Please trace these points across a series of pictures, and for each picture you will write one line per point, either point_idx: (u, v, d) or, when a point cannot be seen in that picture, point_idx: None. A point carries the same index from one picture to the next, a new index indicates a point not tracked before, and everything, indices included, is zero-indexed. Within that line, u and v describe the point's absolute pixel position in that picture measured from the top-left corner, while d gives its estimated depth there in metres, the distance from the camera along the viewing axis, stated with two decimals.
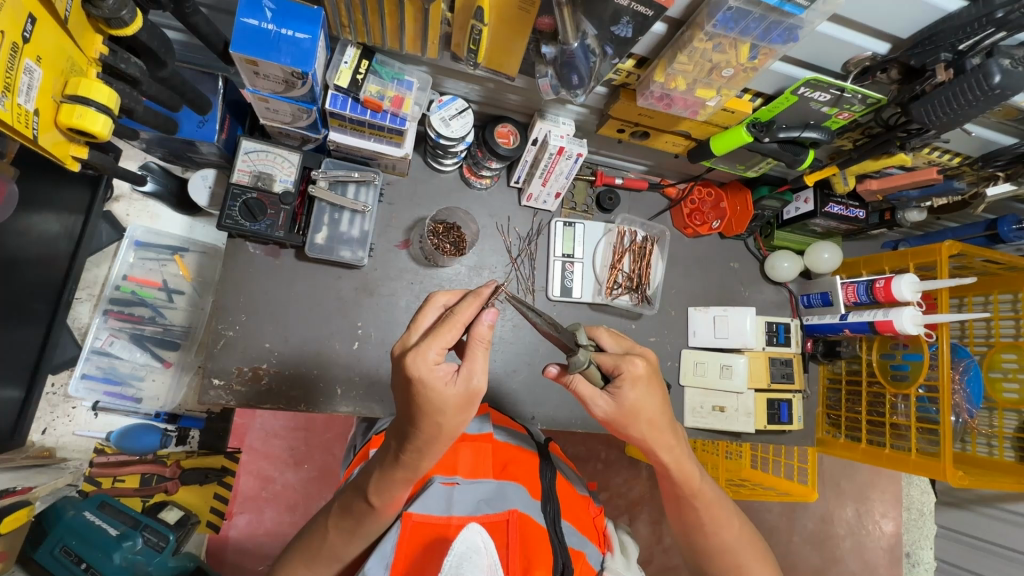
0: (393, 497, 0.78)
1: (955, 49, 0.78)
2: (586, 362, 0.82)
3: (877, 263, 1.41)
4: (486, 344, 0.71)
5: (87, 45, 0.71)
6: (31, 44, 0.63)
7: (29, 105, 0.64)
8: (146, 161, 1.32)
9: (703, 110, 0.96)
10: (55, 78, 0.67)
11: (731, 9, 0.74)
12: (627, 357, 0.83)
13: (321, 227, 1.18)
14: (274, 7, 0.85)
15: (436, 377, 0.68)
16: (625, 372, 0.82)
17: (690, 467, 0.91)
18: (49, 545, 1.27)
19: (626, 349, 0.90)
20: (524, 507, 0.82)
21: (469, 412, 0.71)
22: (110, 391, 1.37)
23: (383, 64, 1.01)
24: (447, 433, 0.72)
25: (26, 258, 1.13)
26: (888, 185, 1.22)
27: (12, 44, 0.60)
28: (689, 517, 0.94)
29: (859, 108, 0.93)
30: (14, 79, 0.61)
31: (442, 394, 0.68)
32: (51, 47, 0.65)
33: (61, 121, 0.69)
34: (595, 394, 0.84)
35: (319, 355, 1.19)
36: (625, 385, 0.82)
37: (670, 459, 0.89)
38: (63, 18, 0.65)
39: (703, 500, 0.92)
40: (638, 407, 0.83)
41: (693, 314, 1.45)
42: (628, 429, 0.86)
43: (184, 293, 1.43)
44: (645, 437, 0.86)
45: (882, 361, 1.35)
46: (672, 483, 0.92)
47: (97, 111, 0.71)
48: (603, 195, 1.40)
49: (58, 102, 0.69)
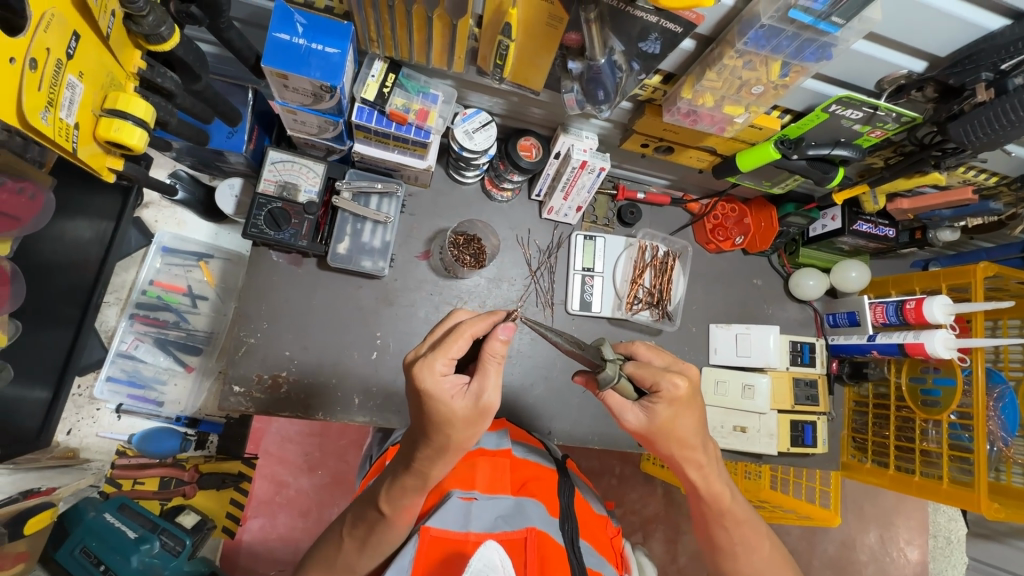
0: (408, 509, 0.78)
1: (997, 68, 0.76)
2: (615, 376, 0.81)
3: (907, 283, 1.39)
4: (498, 359, 0.69)
5: (127, 60, 0.73)
6: (75, 60, 0.64)
7: (70, 119, 0.65)
8: (175, 169, 1.33)
9: (730, 127, 0.95)
10: (95, 92, 0.68)
11: (763, 26, 0.72)
12: (668, 374, 0.80)
13: (344, 237, 1.19)
14: (305, 22, 0.86)
15: (443, 390, 0.68)
16: (664, 390, 0.80)
17: (720, 486, 0.88)
18: (68, 545, 1.29)
19: (668, 364, 0.87)
20: (543, 524, 0.81)
21: (479, 426, 0.70)
22: (134, 394, 1.39)
23: (409, 78, 1.02)
24: (457, 445, 0.71)
25: (57, 264, 1.10)
26: (921, 205, 1.20)
27: (57, 60, 0.61)
28: (717, 536, 0.92)
29: (893, 126, 0.91)
30: (56, 94, 0.62)
31: (449, 408, 0.68)
32: (92, 63, 0.66)
33: (100, 134, 0.70)
34: (624, 405, 0.84)
35: (338, 363, 1.20)
36: (661, 402, 0.80)
37: (699, 476, 0.87)
38: (105, 35, 0.66)
39: (733, 517, 0.90)
40: (670, 421, 0.81)
41: (714, 331, 1.43)
42: (656, 444, 0.85)
43: (208, 299, 1.44)
44: (674, 454, 0.86)
45: (911, 385, 1.32)
46: (701, 501, 0.90)
47: (134, 125, 0.72)
48: (625, 209, 1.39)
49: (97, 115, 0.70)
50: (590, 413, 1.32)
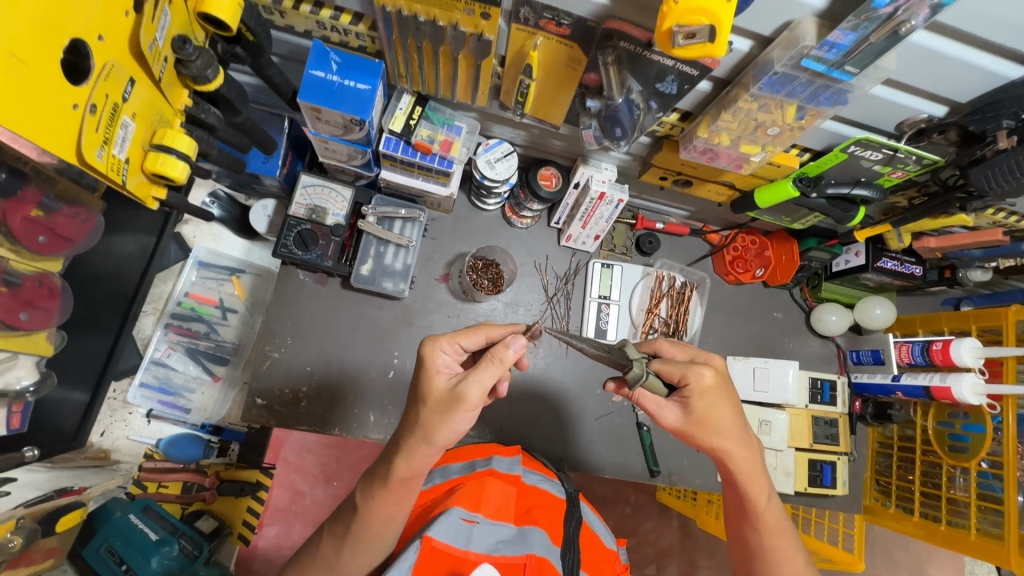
0: (387, 506, 0.83)
1: (1019, 117, 0.75)
2: (643, 374, 0.81)
3: (935, 322, 1.36)
4: (494, 359, 0.73)
5: (175, 99, 0.76)
6: (128, 103, 0.66)
7: (122, 155, 0.67)
8: (213, 188, 1.34)
9: (748, 165, 0.96)
10: (144, 128, 0.71)
11: (776, 74, 0.73)
12: (695, 366, 0.82)
13: (367, 259, 1.24)
14: (340, 60, 0.91)
15: (435, 363, 0.80)
16: (693, 382, 0.81)
17: (760, 485, 0.88)
18: (94, 543, 1.21)
19: (691, 357, 0.89)
20: (545, 552, 0.82)
21: (448, 414, 0.74)
22: (164, 400, 1.34)
23: (434, 110, 1.08)
24: (426, 429, 0.76)
25: (98, 276, 1.12)
26: (948, 244, 1.19)
27: (113, 104, 0.63)
28: (749, 537, 0.91)
29: (914, 167, 0.91)
30: (110, 133, 0.64)
31: (429, 376, 0.78)
32: (143, 105, 0.69)
33: (146, 167, 0.72)
34: (659, 404, 0.84)
35: (355, 381, 1.23)
36: (693, 397, 0.81)
37: (739, 472, 0.86)
38: (157, 79, 0.68)
39: (766, 522, 0.89)
40: (708, 416, 0.82)
41: (732, 364, 1.40)
42: (697, 439, 0.85)
43: (238, 312, 1.39)
44: (716, 449, 0.85)
45: (938, 430, 1.28)
46: (738, 497, 0.90)
47: (178, 159, 0.74)
48: (643, 239, 1.41)
49: (145, 149, 0.72)
50: (601, 440, 1.32)
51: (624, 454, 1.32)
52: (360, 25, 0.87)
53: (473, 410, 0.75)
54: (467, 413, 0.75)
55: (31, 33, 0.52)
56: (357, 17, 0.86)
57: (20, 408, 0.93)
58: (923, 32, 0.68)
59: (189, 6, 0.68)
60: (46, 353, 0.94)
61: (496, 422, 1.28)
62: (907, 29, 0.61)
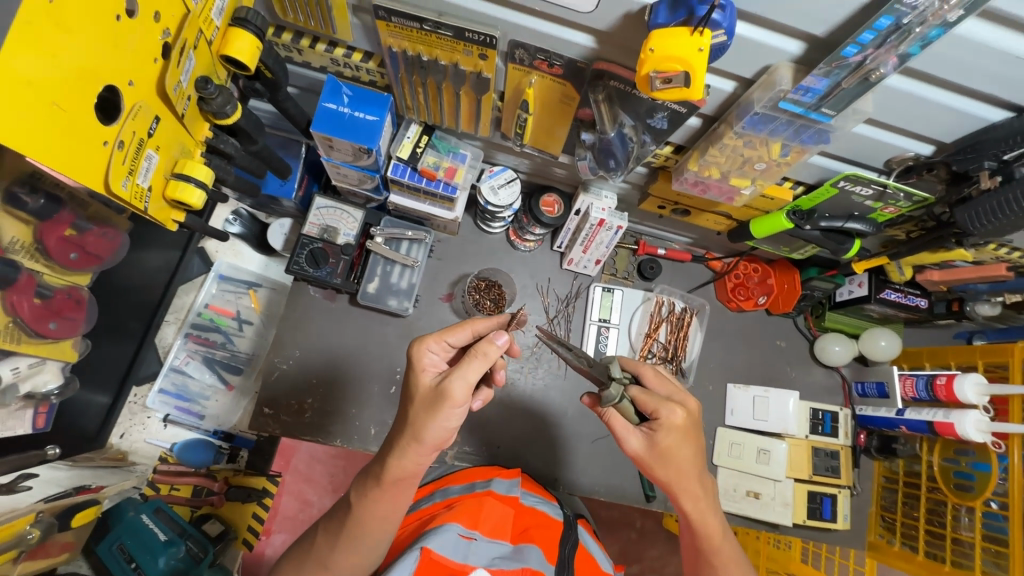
0: (383, 506, 0.84)
1: (1000, 158, 0.76)
2: (618, 397, 0.83)
3: (941, 356, 1.34)
4: (480, 355, 0.78)
5: (197, 130, 0.75)
6: (154, 136, 0.65)
7: (145, 184, 0.65)
8: (236, 208, 1.41)
9: (738, 197, 0.99)
10: (167, 158, 0.69)
11: (757, 113, 0.76)
12: (669, 402, 0.82)
13: (374, 278, 1.29)
14: (351, 93, 0.98)
15: (423, 363, 0.84)
16: (663, 417, 0.81)
17: (714, 521, 0.88)
18: (107, 540, 1.22)
19: (670, 393, 0.87)
20: (539, 566, 0.84)
21: (435, 413, 0.79)
22: (180, 406, 1.40)
23: (441, 139, 1.14)
24: (416, 429, 0.80)
25: (125, 288, 1.18)
26: (951, 278, 1.18)
27: (139, 138, 0.62)
28: (704, 573, 0.90)
29: (905, 204, 0.92)
30: (136, 165, 0.62)
31: (417, 375, 0.84)
32: (166, 137, 0.67)
33: (167, 195, 0.71)
34: (628, 429, 0.84)
35: (358, 394, 1.28)
36: (661, 431, 0.81)
37: (693, 508, 0.86)
38: (181, 115, 0.68)
39: (723, 560, 0.88)
40: (671, 450, 0.82)
41: (732, 392, 1.41)
42: (655, 472, 0.85)
43: (253, 323, 1.45)
44: (670, 484, 0.85)
45: (944, 467, 1.27)
46: (693, 535, 0.89)
47: (197, 186, 0.72)
48: (645, 264, 1.43)
49: (166, 177, 0.71)
50: (597, 463, 1.34)
51: (621, 478, 1.34)
52: (370, 62, 0.93)
53: (458, 406, 0.79)
54: (453, 410, 0.79)
55: (66, 72, 0.48)
56: (368, 55, 0.93)
57: (46, 410, 0.89)
58: (897, 77, 0.68)
59: (213, 50, 0.73)
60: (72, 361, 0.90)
61: (493, 441, 1.33)
62: (877, 76, 0.64)
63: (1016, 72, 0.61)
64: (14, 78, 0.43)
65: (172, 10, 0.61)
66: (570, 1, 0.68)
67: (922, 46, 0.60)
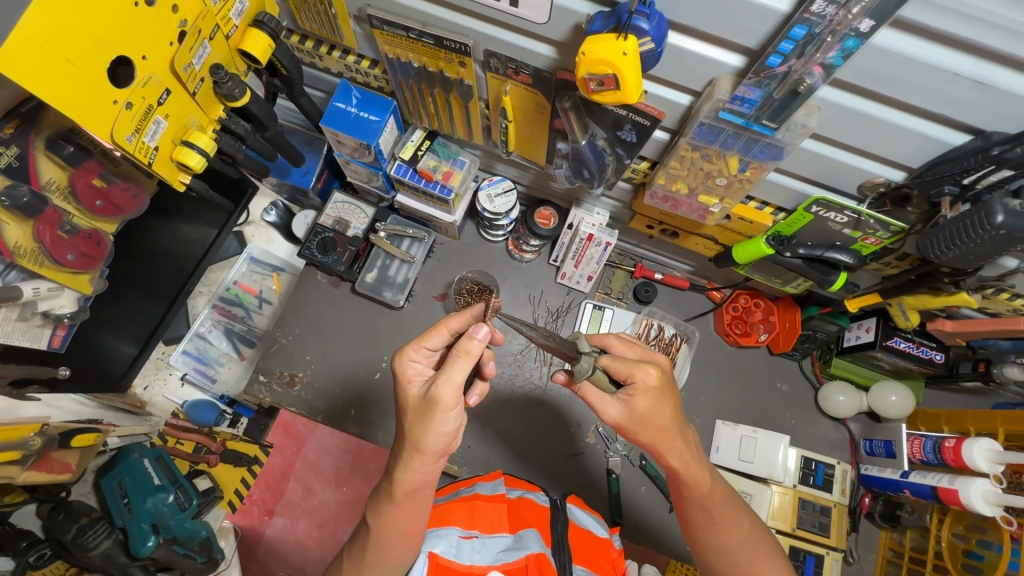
0: (400, 521, 0.81)
1: (959, 183, 0.73)
2: (589, 369, 0.80)
3: (959, 421, 1.20)
4: (467, 354, 0.75)
5: (210, 109, 0.89)
6: (164, 106, 0.78)
7: (152, 143, 0.79)
8: (274, 200, 1.62)
9: (709, 216, 0.99)
10: (177, 126, 0.83)
11: (704, 124, 0.79)
12: (642, 365, 0.80)
13: (373, 269, 1.40)
14: (359, 96, 1.11)
15: (408, 376, 0.82)
16: (638, 381, 0.80)
17: (701, 470, 0.85)
18: (110, 476, 1.36)
19: (641, 355, 0.85)
20: (542, 548, 0.82)
21: (428, 419, 0.76)
22: (198, 368, 1.54)
23: (442, 145, 1.24)
24: (413, 440, 0.78)
25: (164, 253, 1.37)
26: (964, 329, 1.08)
27: (148, 105, 0.75)
28: (691, 513, 0.88)
29: (884, 234, 0.88)
30: (144, 125, 0.76)
31: (404, 389, 0.81)
32: (177, 109, 0.81)
33: (174, 158, 0.84)
34: (604, 400, 0.82)
35: (346, 376, 1.38)
36: (638, 395, 0.80)
37: (680, 463, 0.83)
38: (192, 93, 0.82)
39: (712, 498, 0.86)
40: (650, 416, 0.80)
41: (720, 429, 1.35)
42: (637, 436, 0.83)
43: (272, 304, 1.56)
44: (654, 444, 0.83)
45: (953, 543, 1.11)
46: (681, 485, 0.86)
47: (198, 153, 0.85)
48: (640, 287, 1.42)
49: (176, 143, 0.84)
50: (567, 478, 1.34)
51: (590, 499, 1.33)
52: (376, 69, 1.06)
53: (452, 409, 0.76)
54: (447, 413, 0.77)
55: (75, 33, 0.61)
56: (374, 63, 1.06)
57: (61, 332, 1.09)
58: (829, 88, 0.70)
59: (231, 44, 0.87)
60: (86, 293, 1.08)
61: (465, 442, 1.35)
62: (805, 86, 0.65)
63: (941, 84, 0.61)
64: (33, 37, 0.57)
65: (190, 5, 0.75)
66: (524, 13, 0.76)
67: (845, 56, 0.60)
